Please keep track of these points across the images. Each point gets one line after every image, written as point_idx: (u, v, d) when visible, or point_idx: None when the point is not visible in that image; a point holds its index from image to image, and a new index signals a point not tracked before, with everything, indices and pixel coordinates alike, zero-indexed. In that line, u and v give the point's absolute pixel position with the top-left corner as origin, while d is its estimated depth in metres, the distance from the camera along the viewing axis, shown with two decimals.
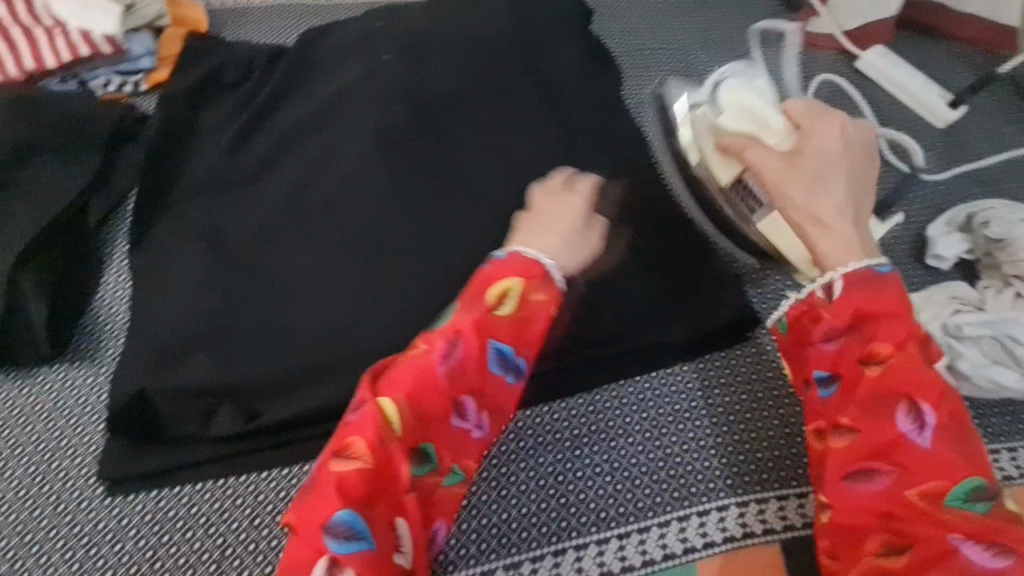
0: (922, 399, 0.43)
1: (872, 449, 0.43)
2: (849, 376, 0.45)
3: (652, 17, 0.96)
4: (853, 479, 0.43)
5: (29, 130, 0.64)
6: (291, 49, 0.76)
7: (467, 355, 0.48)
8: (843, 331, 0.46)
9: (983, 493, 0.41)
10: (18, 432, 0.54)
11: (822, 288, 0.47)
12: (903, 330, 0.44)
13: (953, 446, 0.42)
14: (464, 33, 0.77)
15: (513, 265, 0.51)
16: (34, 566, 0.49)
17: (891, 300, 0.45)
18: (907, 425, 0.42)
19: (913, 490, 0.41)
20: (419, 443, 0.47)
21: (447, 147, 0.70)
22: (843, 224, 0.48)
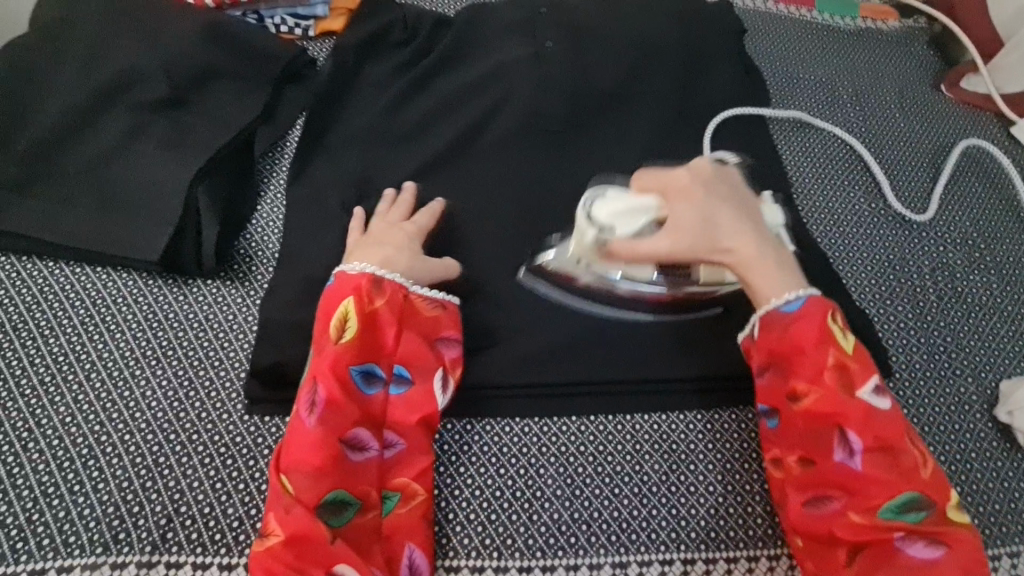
0: (857, 427, 0.47)
1: (819, 480, 0.48)
2: (785, 409, 0.51)
3: (803, 46, 0.94)
4: (808, 507, 0.49)
5: (217, 55, 0.67)
6: (458, 23, 0.78)
7: (331, 399, 0.49)
8: (768, 368, 0.52)
9: (918, 504, 0.46)
10: (170, 335, 0.56)
11: (758, 324, 0.52)
12: (817, 365, 0.49)
13: (880, 466, 0.47)
14: (625, 35, 0.79)
15: (342, 289, 0.53)
16: (175, 463, 0.50)
17: (814, 334, 0.50)
18: (840, 453, 0.48)
19: (861, 513, 0.46)
20: (327, 495, 0.47)
21: (596, 146, 0.72)
22: (754, 252, 0.52)
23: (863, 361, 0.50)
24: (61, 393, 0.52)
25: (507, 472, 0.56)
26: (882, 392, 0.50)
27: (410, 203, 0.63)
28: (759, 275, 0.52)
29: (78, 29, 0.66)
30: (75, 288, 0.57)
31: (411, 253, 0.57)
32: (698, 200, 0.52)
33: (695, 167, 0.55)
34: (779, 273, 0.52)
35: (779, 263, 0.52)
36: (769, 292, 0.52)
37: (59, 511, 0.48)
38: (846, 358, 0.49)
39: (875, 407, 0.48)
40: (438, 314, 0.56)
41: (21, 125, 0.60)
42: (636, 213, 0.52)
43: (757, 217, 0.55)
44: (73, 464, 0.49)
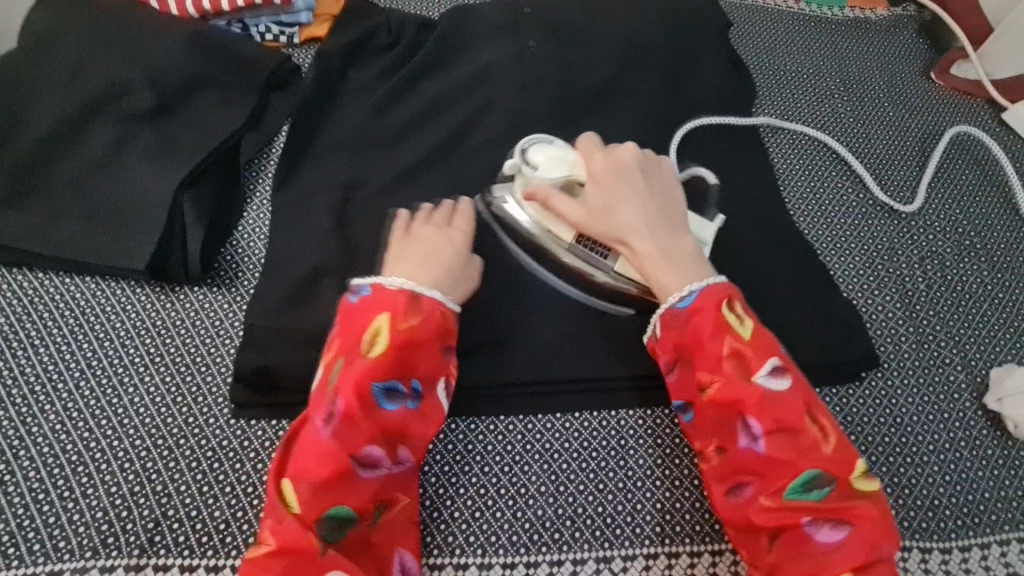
0: (754, 412, 0.47)
1: (731, 470, 0.48)
2: (696, 401, 0.50)
3: (789, 38, 0.93)
4: (727, 497, 0.48)
5: (201, 65, 0.68)
6: (442, 25, 0.78)
7: (349, 414, 0.46)
8: (677, 363, 0.52)
9: (820, 480, 0.46)
10: (157, 342, 0.57)
11: (659, 321, 0.53)
12: (713, 353, 0.50)
13: (783, 447, 0.46)
14: (608, 32, 0.79)
15: (376, 300, 0.51)
16: (162, 467, 0.51)
17: (712, 322, 0.50)
18: (745, 439, 0.48)
19: (769, 497, 0.46)
20: (327, 507, 0.45)
21: (580, 144, 0.73)
22: (651, 243, 0.54)
23: (760, 344, 0.50)
24: (51, 401, 0.53)
25: (491, 470, 0.56)
26: (782, 370, 0.49)
27: (450, 206, 0.61)
28: (650, 267, 0.54)
29: (64, 43, 0.67)
30: (65, 298, 0.58)
31: (450, 271, 0.55)
32: (613, 186, 0.55)
33: (625, 152, 0.58)
34: (681, 265, 0.53)
35: (676, 255, 0.53)
36: (660, 283, 0.53)
37: (50, 517, 0.49)
38: (739, 344, 0.49)
39: (771, 389, 0.48)
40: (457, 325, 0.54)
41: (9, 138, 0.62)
42: (557, 170, 0.57)
43: (671, 215, 0.56)
44: (63, 470, 0.50)
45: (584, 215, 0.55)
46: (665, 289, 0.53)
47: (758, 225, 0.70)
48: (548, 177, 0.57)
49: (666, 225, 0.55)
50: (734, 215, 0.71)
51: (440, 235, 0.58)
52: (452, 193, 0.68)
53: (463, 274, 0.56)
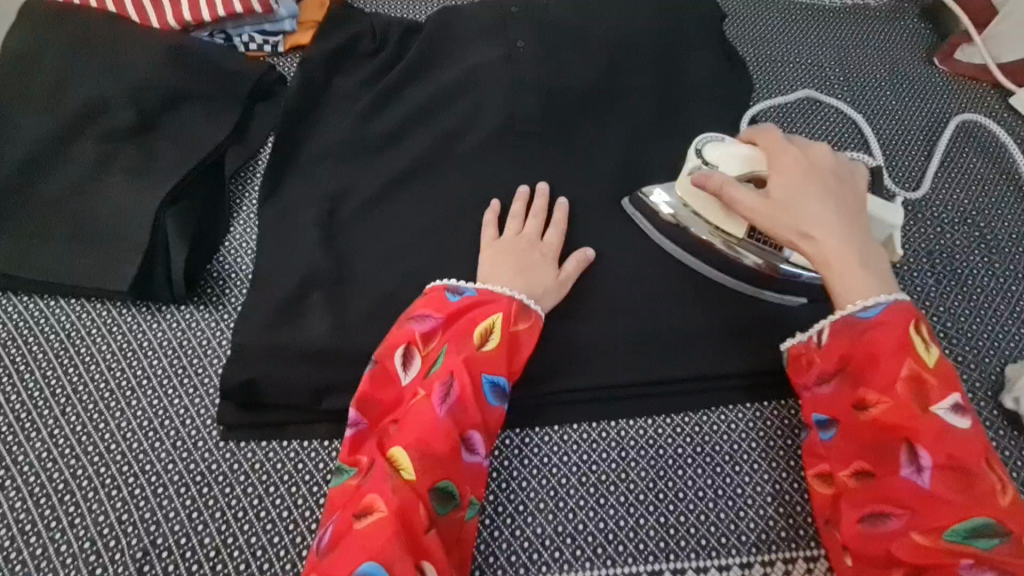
0: (928, 444, 0.45)
1: (878, 495, 0.46)
2: (849, 420, 0.48)
3: (787, 28, 0.91)
4: (864, 525, 0.46)
5: (182, 78, 0.67)
6: (427, 29, 0.76)
7: (463, 394, 0.50)
8: (836, 375, 0.50)
9: (989, 530, 0.43)
10: (144, 364, 0.55)
11: (828, 330, 0.51)
12: (890, 375, 0.47)
13: (953, 487, 0.44)
14: (599, 28, 0.77)
15: (494, 301, 0.55)
16: (150, 494, 0.50)
17: (893, 343, 0.48)
18: (908, 468, 0.45)
19: (923, 533, 0.44)
20: (438, 482, 0.47)
21: (573, 145, 0.71)
22: (837, 242, 0.51)
23: (942, 376, 0.47)
24: (37, 429, 0.52)
25: (489, 486, 0.55)
26: (963, 411, 0.46)
27: (542, 209, 0.64)
28: (838, 270, 0.51)
29: (44, 61, 0.65)
30: (50, 322, 0.57)
31: (541, 283, 0.59)
32: (801, 183, 0.54)
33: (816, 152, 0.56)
34: (869, 278, 0.50)
35: (869, 262, 0.51)
36: (846, 288, 0.50)
37: (37, 549, 0.48)
38: (922, 371, 0.47)
39: (950, 426, 0.46)
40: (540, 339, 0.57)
41: None
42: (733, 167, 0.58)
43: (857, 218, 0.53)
44: (50, 500, 0.49)
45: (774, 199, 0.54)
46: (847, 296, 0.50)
47: None
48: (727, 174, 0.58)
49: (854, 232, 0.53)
50: None
51: (521, 239, 0.61)
52: (442, 200, 0.66)
53: (556, 283, 0.59)
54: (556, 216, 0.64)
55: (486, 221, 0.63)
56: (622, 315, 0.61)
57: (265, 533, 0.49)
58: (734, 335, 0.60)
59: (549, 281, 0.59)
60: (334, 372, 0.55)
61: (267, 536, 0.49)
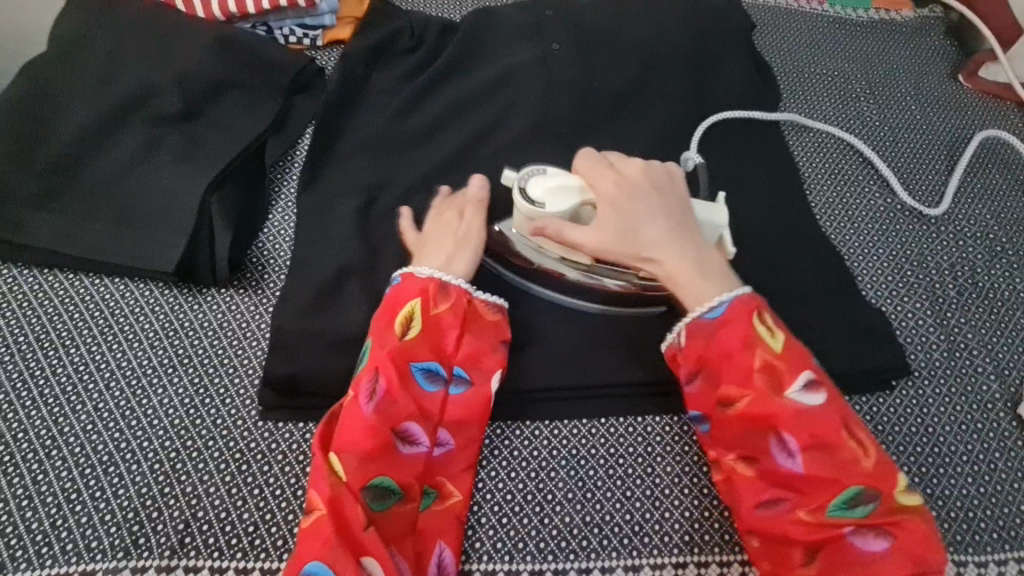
0: (792, 427, 0.47)
1: (766, 484, 0.48)
2: (719, 415, 0.51)
3: (815, 40, 0.92)
4: (759, 509, 0.48)
5: (227, 67, 0.68)
6: (465, 29, 0.79)
7: (389, 388, 0.51)
8: (700, 372, 0.52)
9: (863, 496, 0.46)
10: (185, 343, 0.57)
11: (684, 331, 0.53)
12: (743, 366, 0.50)
13: (821, 463, 0.47)
14: (630, 36, 0.80)
15: (410, 288, 0.55)
16: (191, 469, 0.51)
17: (741, 335, 0.50)
18: (783, 455, 0.47)
19: (810, 512, 0.46)
20: (373, 478, 0.49)
21: (603, 145, 0.72)
22: (671, 253, 0.54)
23: (792, 357, 0.50)
24: (82, 401, 0.54)
25: (516, 475, 0.55)
26: (816, 384, 0.49)
27: (477, 197, 0.62)
28: (683, 279, 0.54)
29: (95, 47, 0.67)
30: (95, 299, 0.58)
31: (440, 254, 0.58)
32: (630, 197, 0.56)
33: (631, 168, 0.58)
34: (711, 280, 0.54)
35: (709, 268, 0.54)
36: (695, 295, 0.53)
37: (81, 518, 0.49)
38: (773, 359, 0.49)
39: (806, 404, 0.48)
40: (497, 319, 0.57)
41: (40, 137, 0.62)
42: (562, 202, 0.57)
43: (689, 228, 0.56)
44: (94, 470, 0.51)
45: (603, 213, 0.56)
46: (699, 300, 0.53)
47: (784, 232, 0.70)
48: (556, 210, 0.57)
49: (689, 237, 0.55)
50: (760, 222, 0.70)
51: (432, 222, 0.61)
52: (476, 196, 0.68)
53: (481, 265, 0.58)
54: (474, 193, 0.62)
55: (403, 228, 0.62)
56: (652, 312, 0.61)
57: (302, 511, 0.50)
58: None
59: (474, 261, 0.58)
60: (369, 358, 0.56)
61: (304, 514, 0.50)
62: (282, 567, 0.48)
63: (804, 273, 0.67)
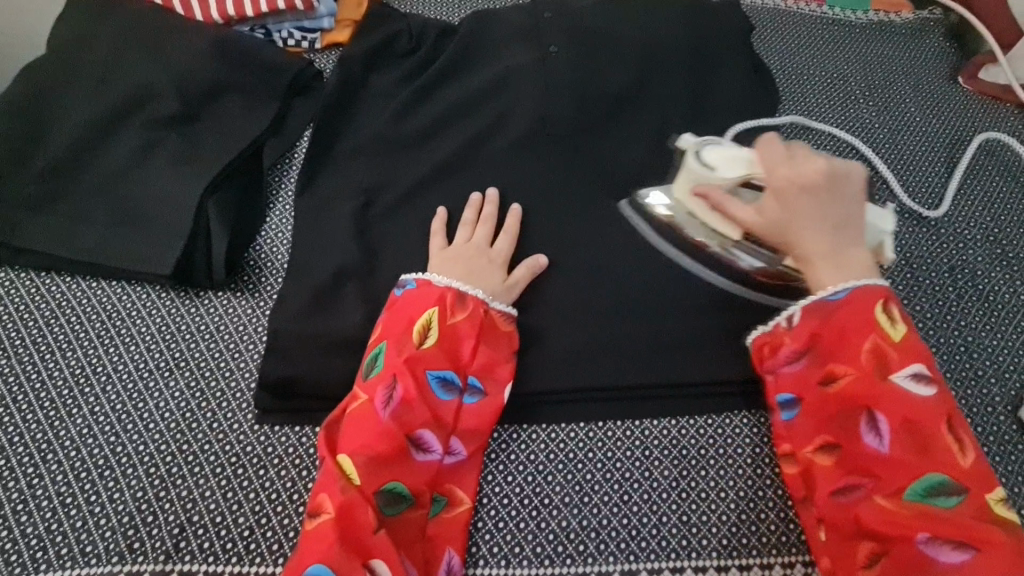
0: (887, 409, 0.47)
1: (845, 466, 0.48)
2: (815, 394, 0.51)
3: (814, 42, 0.92)
4: (836, 495, 0.48)
5: (226, 70, 0.68)
6: (464, 31, 0.79)
7: (406, 395, 0.52)
8: (802, 353, 0.52)
9: (948, 490, 0.45)
10: (182, 346, 0.57)
11: (798, 311, 0.53)
12: (852, 348, 0.50)
13: (910, 451, 0.46)
14: (629, 39, 0.80)
15: (427, 296, 0.56)
16: (187, 473, 0.51)
17: (861, 318, 0.50)
18: (870, 437, 0.48)
19: (887, 498, 0.46)
20: (385, 483, 0.49)
21: (602, 148, 0.72)
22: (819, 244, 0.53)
23: (908, 347, 0.49)
24: (78, 404, 0.53)
25: (513, 479, 0.55)
26: (928, 380, 0.48)
27: (492, 216, 0.64)
28: (814, 270, 0.53)
29: (94, 51, 0.67)
30: (92, 303, 0.58)
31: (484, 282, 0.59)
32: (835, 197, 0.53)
33: (810, 162, 0.54)
34: (843, 274, 0.52)
35: (842, 262, 0.52)
36: (816, 282, 0.53)
37: (76, 522, 0.49)
38: (885, 344, 0.49)
39: (913, 392, 0.48)
40: (510, 330, 0.58)
41: (39, 140, 0.62)
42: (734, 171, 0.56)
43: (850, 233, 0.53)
44: (89, 474, 0.51)
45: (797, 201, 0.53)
46: (820, 285, 0.53)
47: None
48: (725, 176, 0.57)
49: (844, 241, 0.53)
50: None
51: (471, 245, 0.62)
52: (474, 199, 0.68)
53: (504, 286, 0.59)
54: (508, 222, 0.64)
55: (434, 229, 0.63)
56: (649, 314, 0.61)
57: (298, 515, 0.50)
58: None
59: (492, 281, 0.59)
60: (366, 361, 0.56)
61: (300, 518, 0.50)
62: (277, 572, 0.47)
63: None
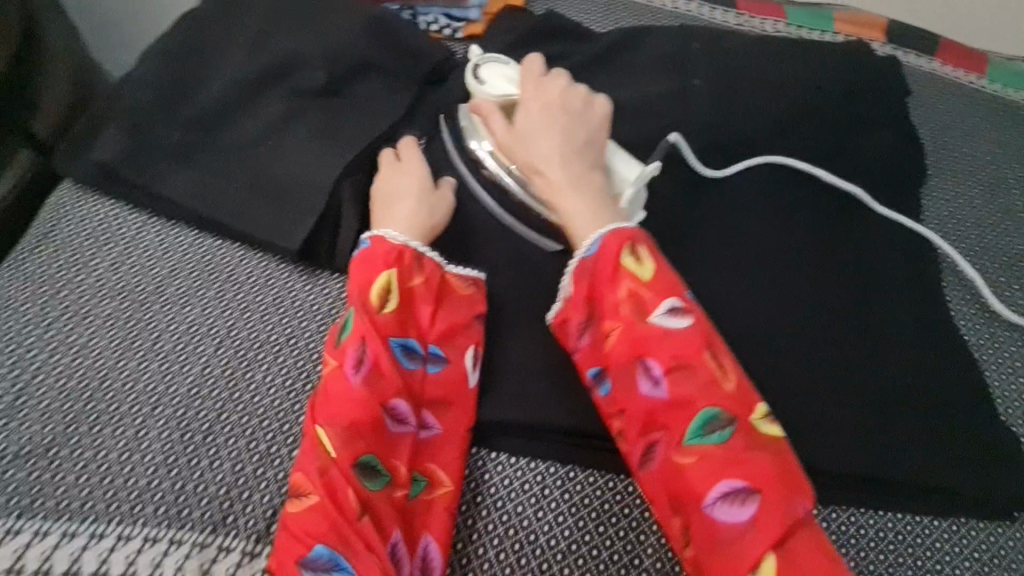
0: (653, 354, 0.46)
1: (643, 425, 0.46)
2: (607, 361, 0.49)
3: (969, 117, 0.86)
4: (643, 467, 0.47)
5: (372, 47, 0.67)
6: (608, 46, 0.76)
7: (377, 361, 0.49)
8: (589, 320, 0.51)
9: (721, 422, 0.44)
10: (294, 323, 0.56)
11: (569, 275, 0.52)
12: (615, 293, 0.49)
13: (681, 394, 0.45)
14: (780, 83, 0.76)
15: (381, 258, 0.52)
16: (286, 455, 0.50)
17: (612, 263, 0.49)
18: (647, 385, 0.46)
19: (677, 453, 0.44)
20: (363, 455, 0.46)
21: (732, 195, 0.69)
22: (560, 173, 0.54)
23: (659, 284, 0.48)
24: (190, 362, 0.53)
25: (602, 529, 0.52)
26: (685, 311, 0.47)
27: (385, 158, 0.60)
28: (560, 199, 0.54)
29: (250, 8, 0.67)
30: (214, 262, 0.58)
31: (412, 218, 0.56)
32: (560, 121, 0.56)
33: (556, 86, 0.59)
34: (587, 201, 0.53)
35: (581, 189, 0.53)
36: (574, 219, 0.53)
37: (176, 483, 0.48)
38: (640, 288, 0.48)
39: (669, 327, 0.47)
40: (471, 292, 0.56)
41: (187, 89, 0.62)
42: (501, 89, 0.61)
43: (593, 150, 0.56)
44: (193, 437, 0.50)
45: (541, 124, 0.56)
46: (579, 226, 0.52)
47: (917, 322, 0.64)
48: (493, 92, 0.61)
49: (583, 158, 0.56)
50: (895, 307, 0.65)
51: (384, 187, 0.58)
52: None
53: (424, 222, 0.56)
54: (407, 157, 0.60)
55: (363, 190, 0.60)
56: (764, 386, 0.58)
57: None
58: (870, 438, 0.57)
59: (433, 203, 0.57)
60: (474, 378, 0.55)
61: None
62: None
63: (936, 372, 0.61)
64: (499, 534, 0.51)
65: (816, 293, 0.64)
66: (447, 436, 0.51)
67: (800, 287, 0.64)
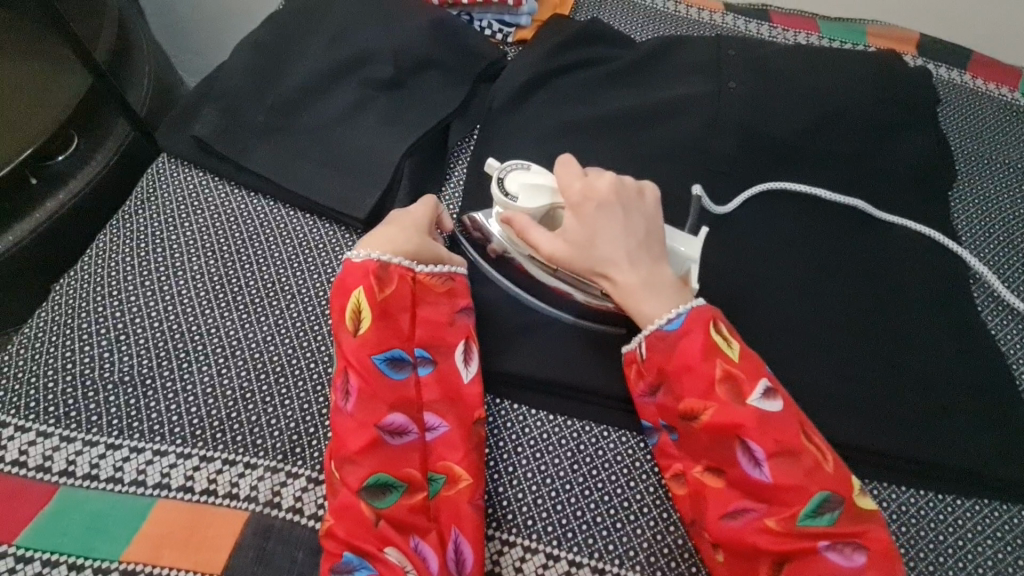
0: (755, 435, 0.47)
1: (738, 492, 0.48)
2: (683, 426, 0.51)
3: (1001, 127, 0.88)
4: (727, 520, 0.48)
5: (432, 45, 0.74)
6: (649, 51, 0.81)
7: (362, 388, 0.51)
8: (659, 383, 0.52)
9: (832, 504, 0.46)
10: None
11: (645, 346, 0.53)
12: (702, 379, 0.49)
13: (784, 473, 0.46)
14: (812, 89, 0.80)
15: (353, 277, 0.55)
16: None
17: (699, 346, 0.50)
18: (747, 462, 0.47)
19: (777, 520, 0.46)
20: (369, 476, 0.49)
21: (764, 188, 0.73)
22: (630, 274, 0.53)
23: (750, 366, 0.50)
24: (265, 314, 0.59)
25: (633, 483, 0.56)
26: (775, 393, 0.49)
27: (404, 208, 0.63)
28: (632, 302, 0.53)
29: (326, 11, 0.75)
30: (288, 229, 0.65)
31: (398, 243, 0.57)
32: (619, 220, 0.54)
33: (603, 180, 0.55)
34: (661, 298, 0.52)
35: (657, 289, 0.52)
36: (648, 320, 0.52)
37: (252, 415, 0.54)
38: (732, 368, 0.49)
39: (768, 411, 0.48)
40: (448, 287, 0.58)
41: (269, 79, 0.70)
42: (535, 201, 0.57)
43: (655, 242, 0.55)
44: (268, 378, 0.56)
45: (597, 228, 0.54)
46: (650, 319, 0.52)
47: (942, 314, 0.67)
48: (528, 207, 0.57)
49: (648, 253, 0.54)
50: (919, 298, 0.67)
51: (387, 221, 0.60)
52: None
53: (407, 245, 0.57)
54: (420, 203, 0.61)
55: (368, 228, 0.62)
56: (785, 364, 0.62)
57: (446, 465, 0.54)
58: (891, 419, 0.60)
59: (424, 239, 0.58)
60: (518, 340, 0.60)
61: None
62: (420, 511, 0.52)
63: (957, 360, 0.64)
64: (537, 482, 0.56)
65: (840, 283, 0.68)
66: (455, 432, 0.54)
67: (825, 277, 0.68)
